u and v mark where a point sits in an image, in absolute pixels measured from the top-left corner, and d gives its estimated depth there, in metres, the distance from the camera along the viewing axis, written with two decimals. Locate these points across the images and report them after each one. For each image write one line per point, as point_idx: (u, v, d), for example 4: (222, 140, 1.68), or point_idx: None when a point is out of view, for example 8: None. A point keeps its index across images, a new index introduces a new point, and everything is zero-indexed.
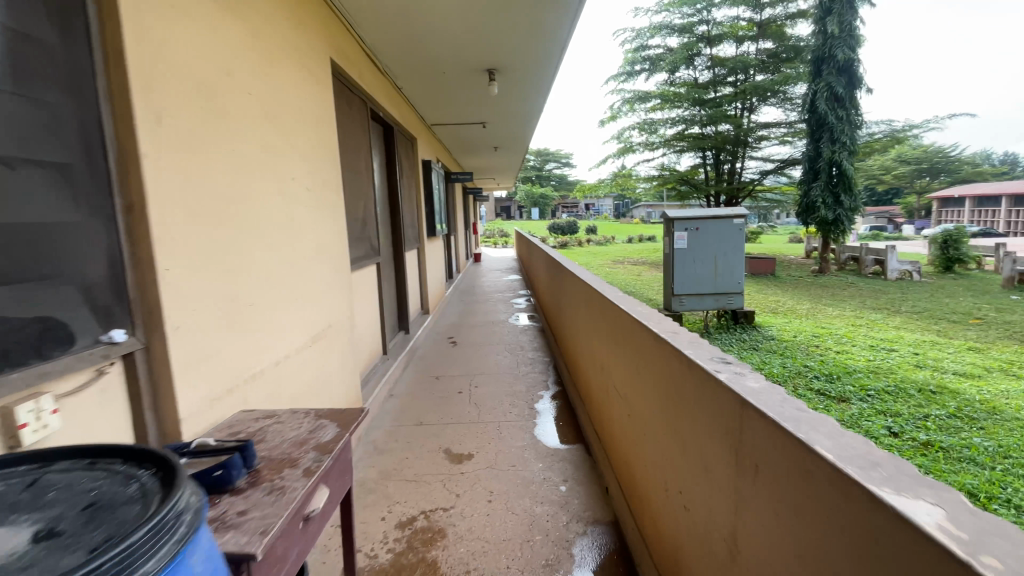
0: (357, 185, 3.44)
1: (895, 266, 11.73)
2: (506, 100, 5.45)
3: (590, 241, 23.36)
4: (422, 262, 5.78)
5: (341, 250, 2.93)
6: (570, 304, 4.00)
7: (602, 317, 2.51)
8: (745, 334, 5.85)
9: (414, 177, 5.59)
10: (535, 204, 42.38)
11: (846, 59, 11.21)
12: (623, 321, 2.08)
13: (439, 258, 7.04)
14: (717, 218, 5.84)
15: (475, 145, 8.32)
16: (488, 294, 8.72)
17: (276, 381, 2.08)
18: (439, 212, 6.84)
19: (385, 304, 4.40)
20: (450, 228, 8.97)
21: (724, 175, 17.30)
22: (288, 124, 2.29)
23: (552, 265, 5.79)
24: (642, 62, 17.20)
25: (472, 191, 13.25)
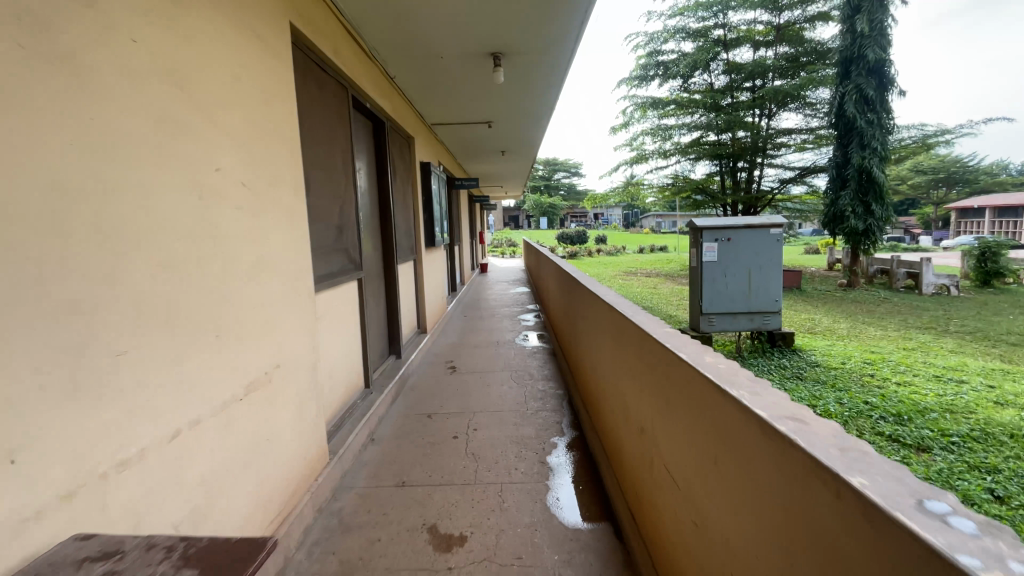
0: (332, 187, 2.81)
1: (931, 280, 10.91)
2: (513, 95, 4.78)
3: (600, 251, 22.61)
4: (419, 276, 5.12)
5: (303, 267, 2.29)
6: (586, 329, 3.31)
7: (615, 335, 2.23)
8: (786, 360, 5.10)
9: (410, 182, 4.94)
10: (543, 213, 41.71)
11: (876, 60, 10.36)
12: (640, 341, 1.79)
13: (440, 270, 6.38)
14: (752, 226, 5.14)
15: (479, 149, 7.65)
16: (493, 308, 8.03)
17: (183, 461, 1.44)
18: (440, 220, 6.19)
19: (371, 327, 3.75)
20: (453, 236, 8.30)
21: (740, 183, 16.50)
22: (211, 98, 1.63)
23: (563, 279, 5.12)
24: (655, 67, 16.41)
25: (478, 199, 12.57)
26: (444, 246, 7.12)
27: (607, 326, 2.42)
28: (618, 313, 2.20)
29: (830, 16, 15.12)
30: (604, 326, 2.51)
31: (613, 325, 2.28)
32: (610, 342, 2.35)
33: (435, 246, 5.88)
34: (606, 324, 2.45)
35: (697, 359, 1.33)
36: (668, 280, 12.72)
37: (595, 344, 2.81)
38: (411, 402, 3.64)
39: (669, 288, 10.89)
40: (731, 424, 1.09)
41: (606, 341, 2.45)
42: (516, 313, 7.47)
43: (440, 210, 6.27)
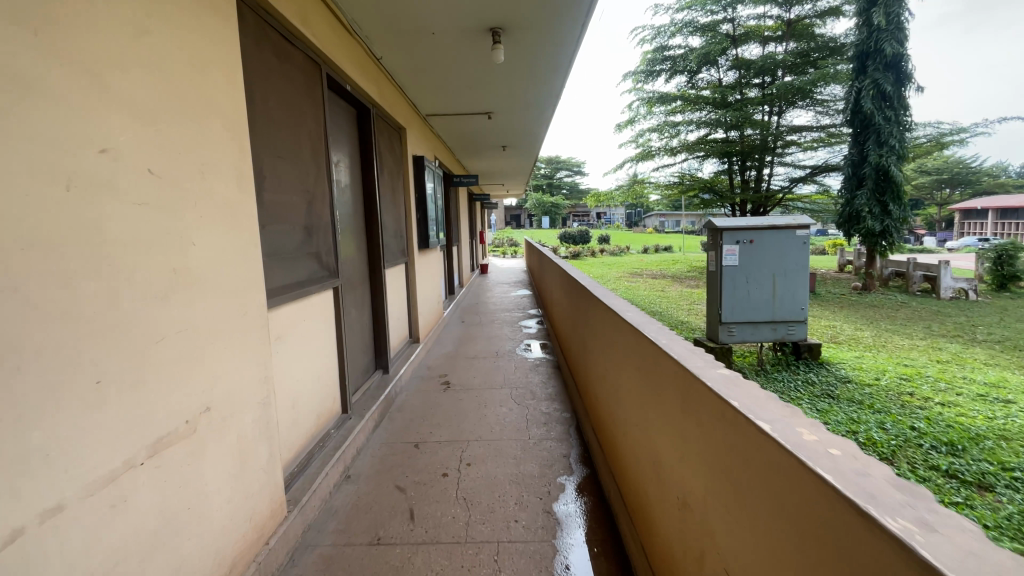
0: (298, 182, 2.37)
1: (950, 283, 10.43)
2: (514, 81, 4.32)
3: (603, 251, 22.11)
4: (411, 281, 4.67)
5: (252, 280, 1.85)
6: (596, 344, 2.86)
7: (639, 361, 1.82)
8: (814, 375, 4.64)
9: (402, 178, 4.49)
10: (545, 212, 41.18)
11: (894, 54, 9.78)
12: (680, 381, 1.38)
13: (436, 274, 5.92)
14: (777, 227, 4.72)
15: (479, 143, 7.17)
16: (494, 311, 7.56)
17: (28, 574, 1.01)
18: (436, 220, 5.73)
19: (353, 343, 3.31)
20: (451, 236, 7.85)
21: (749, 182, 16.04)
22: (86, 51, 1.17)
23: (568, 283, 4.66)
24: (660, 63, 15.84)
25: (477, 197, 12.11)
26: (442, 247, 6.66)
27: (628, 349, 2.01)
28: (644, 336, 1.79)
29: (841, 10, 14.49)
30: (623, 346, 2.11)
31: (636, 349, 1.88)
32: (631, 368, 1.95)
33: (431, 247, 5.43)
34: (626, 346, 2.05)
35: (778, 430, 0.92)
36: (676, 281, 12.23)
37: (609, 365, 2.41)
38: (399, 427, 3.19)
39: (677, 290, 10.41)
40: (877, 570, 0.65)
41: (626, 366, 2.05)
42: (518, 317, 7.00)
43: (437, 208, 5.81)
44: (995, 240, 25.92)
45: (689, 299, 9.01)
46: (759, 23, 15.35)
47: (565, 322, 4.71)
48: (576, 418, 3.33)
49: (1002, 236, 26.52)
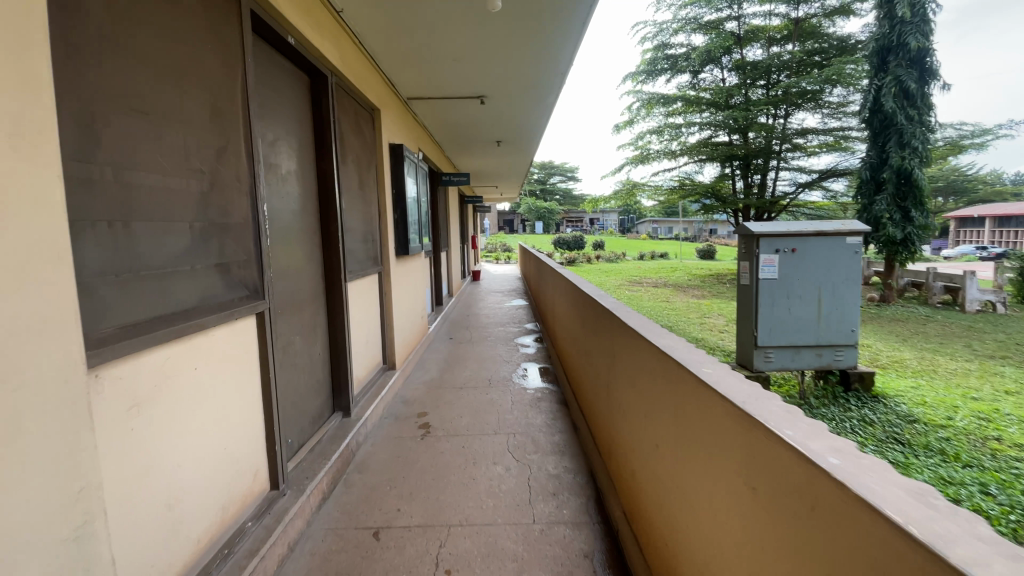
0: (181, 160, 1.52)
1: (975, 296, 9.75)
2: (514, 52, 3.48)
3: (599, 258, 21.32)
4: (386, 295, 3.81)
5: (38, 323, 1.00)
6: (623, 385, 2.04)
7: (680, 403, 1.37)
8: (871, 413, 3.85)
9: (375, 170, 3.63)
10: (539, 216, 40.37)
11: (919, 48, 9.18)
12: (759, 457, 0.94)
13: (420, 284, 5.06)
14: (823, 232, 3.93)
15: (471, 137, 6.32)
16: (487, 322, 6.69)
17: None
18: (421, 222, 4.88)
19: (296, 385, 2.45)
20: (438, 240, 6.98)
21: (753, 188, 15.27)
22: None
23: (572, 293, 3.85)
24: (663, 61, 15.07)
25: (468, 199, 11.24)
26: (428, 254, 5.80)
27: (660, 382, 1.55)
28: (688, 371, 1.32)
29: (851, 9, 13.85)
30: (652, 377, 1.65)
31: (675, 385, 1.42)
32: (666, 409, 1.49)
33: (414, 254, 4.57)
34: (657, 377, 1.59)
35: None
36: (680, 290, 11.41)
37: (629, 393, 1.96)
38: (358, 500, 2.34)
39: (683, 301, 9.60)
40: None
41: (655, 402, 1.60)
42: (513, 330, 6.14)
43: (422, 209, 4.95)
44: (995, 250, 25.47)
45: (700, 311, 8.17)
46: (765, 22, 14.68)
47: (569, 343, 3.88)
48: (591, 475, 2.52)
49: (1002, 246, 26.14)
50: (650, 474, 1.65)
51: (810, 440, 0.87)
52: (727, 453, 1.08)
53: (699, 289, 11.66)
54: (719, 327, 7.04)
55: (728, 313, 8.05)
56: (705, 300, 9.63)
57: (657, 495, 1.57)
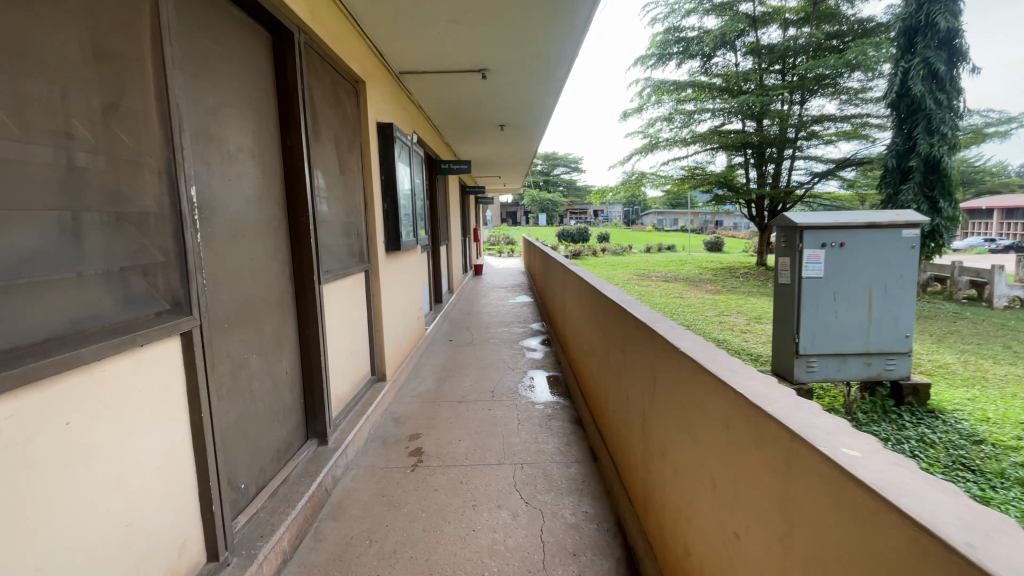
0: (37, 117, 1.04)
1: (1006, 292, 9.20)
2: (522, 13, 2.96)
3: (605, 250, 20.73)
4: (375, 297, 3.32)
5: None
6: (664, 424, 1.56)
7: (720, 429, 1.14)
8: (930, 432, 3.36)
9: (360, 153, 3.14)
10: (542, 208, 39.72)
11: (949, 28, 8.47)
12: None
13: (416, 282, 4.57)
14: (876, 224, 3.41)
15: (471, 120, 5.78)
16: (489, 321, 6.19)
17: None
18: (417, 213, 4.37)
19: (253, 415, 1.98)
20: (437, 233, 6.46)
21: (765, 177, 14.67)
22: None
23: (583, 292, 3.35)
24: (673, 45, 14.39)
25: (470, 189, 10.70)
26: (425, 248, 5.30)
27: (693, 398, 1.31)
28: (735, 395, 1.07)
29: None
30: (680, 390, 1.40)
31: (714, 407, 1.18)
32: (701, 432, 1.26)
33: (408, 249, 4.08)
34: (687, 392, 1.35)
35: None
36: (692, 285, 10.88)
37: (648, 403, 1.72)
38: (328, 560, 1.87)
39: (697, 297, 9.06)
40: None
41: (686, 420, 1.37)
42: (518, 330, 5.64)
43: (419, 199, 4.44)
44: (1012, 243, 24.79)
45: (717, 308, 7.65)
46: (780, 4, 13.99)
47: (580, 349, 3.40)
48: (615, 521, 2.06)
49: (1016, 239, 25.49)
50: (677, 500, 1.44)
51: (942, 518, 0.63)
52: (792, 507, 0.86)
53: (711, 284, 11.12)
54: (740, 326, 6.51)
55: (747, 310, 7.51)
56: (720, 295, 9.09)
57: (686, 526, 1.35)
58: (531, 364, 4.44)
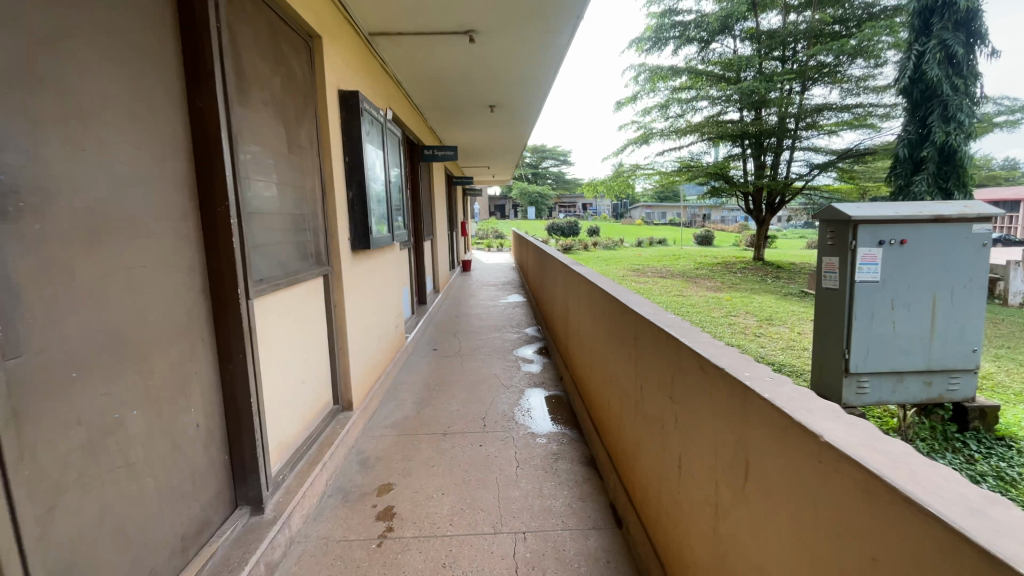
0: None
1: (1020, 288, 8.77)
2: None
3: (596, 244, 20.12)
4: (338, 306, 2.68)
5: None
6: (769, 544, 0.96)
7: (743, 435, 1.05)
8: (1005, 465, 2.80)
9: (314, 124, 2.48)
10: (531, 201, 38.93)
11: (967, 8, 7.95)
12: None
13: (394, 284, 3.91)
14: (944, 217, 2.83)
15: (456, 99, 5.10)
16: (479, 325, 5.56)
17: None
18: (397, 205, 3.72)
19: (134, 496, 1.36)
20: (420, 227, 5.78)
21: (763, 168, 14.16)
22: None
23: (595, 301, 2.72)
24: (670, 29, 13.77)
25: (456, 179, 10.01)
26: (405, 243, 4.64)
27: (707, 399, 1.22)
28: (763, 402, 0.98)
29: None
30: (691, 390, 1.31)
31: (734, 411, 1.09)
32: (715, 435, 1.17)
33: (382, 247, 3.42)
34: (699, 394, 1.26)
35: None
36: (691, 281, 10.32)
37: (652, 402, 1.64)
38: None
39: (699, 294, 8.50)
40: None
41: (757, 482, 1.00)
42: (511, 335, 5.02)
43: (398, 187, 3.78)
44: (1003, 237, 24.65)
45: (723, 307, 7.07)
46: None
47: (590, 370, 2.78)
48: None
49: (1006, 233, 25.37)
50: (684, 502, 1.37)
51: None
52: None
53: (711, 280, 10.56)
54: (751, 329, 5.93)
55: (755, 310, 6.94)
56: (723, 293, 8.51)
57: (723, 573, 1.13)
58: (527, 377, 3.82)
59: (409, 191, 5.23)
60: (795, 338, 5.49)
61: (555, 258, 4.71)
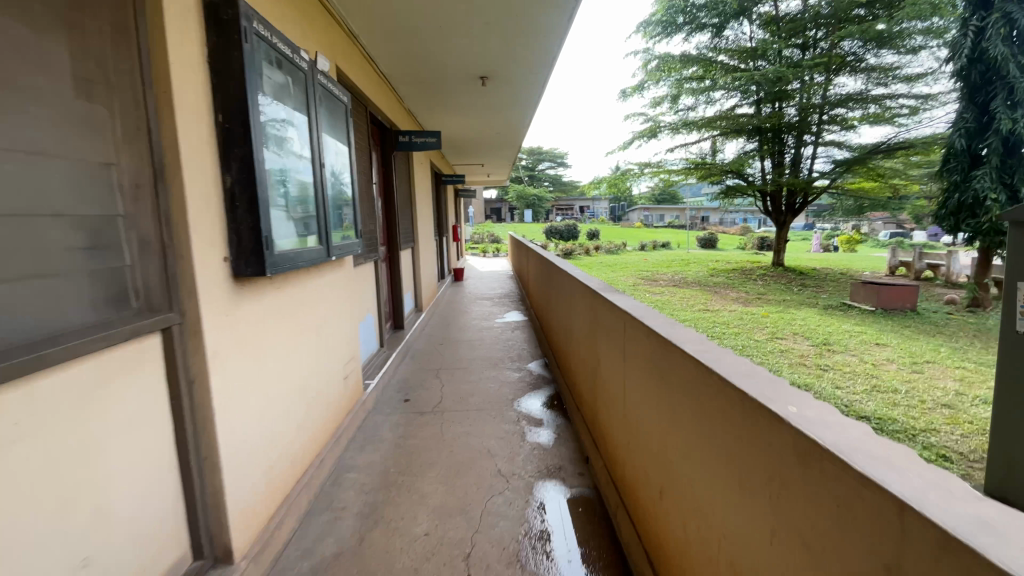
0: None
1: None
2: None
3: (598, 249, 18.87)
4: (197, 384, 1.48)
5: None
6: None
7: (741, 441, 0.98)
8: None
9: (122, 40, 1.28)
10: (527, 204, 37.72)
11: None
12: None
13: (339, 318, 2.69)
14: None
15: (435, 66, 3.89)
16: (468, 357, 4.31)
17: None
18: (340, 202, 2.50)
19: None
20: (393, 234, 4.55)
21: (782, 166, 13.01)
22: None
23: (650, 363, 1.54)
24: (679, 15, 12.69)
25: (447, 178, 8.80)
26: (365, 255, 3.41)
27: (766, 458, 0.88)
28: None
29: None
30: (689, 390, 1.23)
31: (734, 415, 1.00)
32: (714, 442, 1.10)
33: (310, 267, 2.20)
34: (786, 483, 0.82)
35: None
36: (712, 292, 9.13)
37: (649, 401, 1.55)
38: None
39: (729, 307, 7.31)
40: None
41: None
42: (509, 374, 3.78)
43: (344, 178, 2.57)
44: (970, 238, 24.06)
45: (765, 327, 5.85)
46: None
47: (645, 481, 1.59)
48: None
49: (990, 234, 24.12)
50: None
51: None
52: None
53: (734, 290, 9.33)
54: (812, 358, 4.70)
55: (806, 331, 5.70)
56: (757, 308, 7.27)
57: None
58: (537, 447, 2.60)
59: (375, 183, 4.02)
60: (875, 371, 4.27)
61: (563, 270, 3.53)
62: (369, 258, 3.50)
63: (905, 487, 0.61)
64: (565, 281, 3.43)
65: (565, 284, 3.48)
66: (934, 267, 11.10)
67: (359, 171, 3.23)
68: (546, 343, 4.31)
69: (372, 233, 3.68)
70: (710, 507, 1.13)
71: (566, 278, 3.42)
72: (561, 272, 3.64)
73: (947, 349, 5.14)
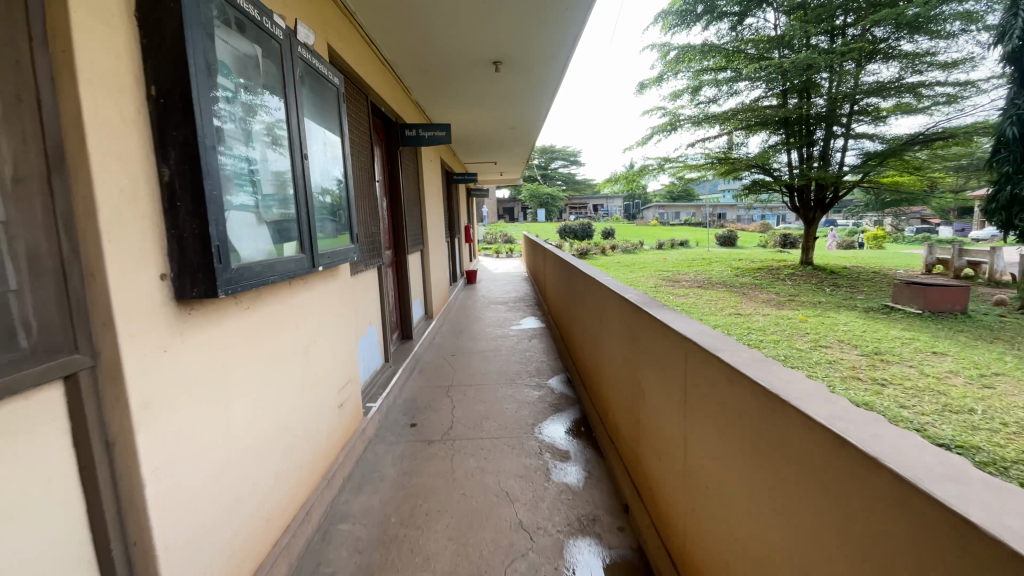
0: None
1: None
2: None
3: (614, 249, 18.36)
4: (121, 445, 1.11)
5: None
6: None
7: (765, 436, 0.96)
8: None
9: None
10: (540, 203, 37.29)
11: None
12: None
13: (331, 336, 2.31)
14: None
15: (443, 50, 3.49)
16: (482, 370, 3.91)
17: None
18: (331, 202, 2.11)
19: None
20: (400, 236, 4.17)
21: (809, 160, 12.39)
22: None
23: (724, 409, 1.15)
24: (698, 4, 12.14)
25: (458, 176, 8.42)
26: (366, 261, 3.02)
27: None
28: None
29: None
30: (709, 384, 1.21)
31: (760, 410, 0.98)
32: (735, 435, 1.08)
33: (291, 280, 1.82)
34: None
35: None
36: (739, 293, 8.62)
37: (685, 414, 1.40)
38: None
39: (761, 311, 6.82)
40: None
41: None
42: (527, 391, 3.37)
43: (335, 173, 2.18)
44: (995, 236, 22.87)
45: (805, 334, 5.36)
46: None
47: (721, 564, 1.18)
48: None
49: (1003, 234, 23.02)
50: None
51: None
52: None
53: (763, 292, 8.81)
54: (865, 370, 4.22)
55: (851, 338, 5.21)
56: (791, 311, 6.77)
57: None
58: (567, 487, 2.19)
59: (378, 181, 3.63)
60: (941, 387, 3.80)
61: (586, 275, 3.15)
62: (369, 264, 3.12)
63: (949, 493, 0.59)
64: (588, 287, 3.06)
65: (587, 290, 3.10)
66: (975, 264, 10.46)
67: (356, 166, 2.84)
68: (567, 353, 3.95)
69: (374, 236, 3.29)
70: (731, 501, 1.12)
71: (590, 284, 3.04)
72: (584, 276, 3.26)
73: (1014, 359, 4.62)
